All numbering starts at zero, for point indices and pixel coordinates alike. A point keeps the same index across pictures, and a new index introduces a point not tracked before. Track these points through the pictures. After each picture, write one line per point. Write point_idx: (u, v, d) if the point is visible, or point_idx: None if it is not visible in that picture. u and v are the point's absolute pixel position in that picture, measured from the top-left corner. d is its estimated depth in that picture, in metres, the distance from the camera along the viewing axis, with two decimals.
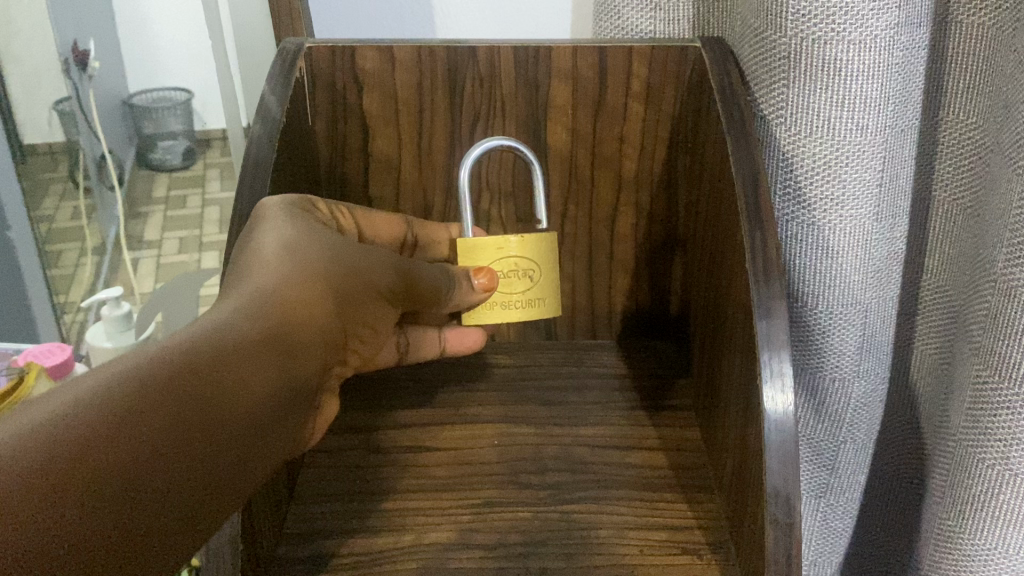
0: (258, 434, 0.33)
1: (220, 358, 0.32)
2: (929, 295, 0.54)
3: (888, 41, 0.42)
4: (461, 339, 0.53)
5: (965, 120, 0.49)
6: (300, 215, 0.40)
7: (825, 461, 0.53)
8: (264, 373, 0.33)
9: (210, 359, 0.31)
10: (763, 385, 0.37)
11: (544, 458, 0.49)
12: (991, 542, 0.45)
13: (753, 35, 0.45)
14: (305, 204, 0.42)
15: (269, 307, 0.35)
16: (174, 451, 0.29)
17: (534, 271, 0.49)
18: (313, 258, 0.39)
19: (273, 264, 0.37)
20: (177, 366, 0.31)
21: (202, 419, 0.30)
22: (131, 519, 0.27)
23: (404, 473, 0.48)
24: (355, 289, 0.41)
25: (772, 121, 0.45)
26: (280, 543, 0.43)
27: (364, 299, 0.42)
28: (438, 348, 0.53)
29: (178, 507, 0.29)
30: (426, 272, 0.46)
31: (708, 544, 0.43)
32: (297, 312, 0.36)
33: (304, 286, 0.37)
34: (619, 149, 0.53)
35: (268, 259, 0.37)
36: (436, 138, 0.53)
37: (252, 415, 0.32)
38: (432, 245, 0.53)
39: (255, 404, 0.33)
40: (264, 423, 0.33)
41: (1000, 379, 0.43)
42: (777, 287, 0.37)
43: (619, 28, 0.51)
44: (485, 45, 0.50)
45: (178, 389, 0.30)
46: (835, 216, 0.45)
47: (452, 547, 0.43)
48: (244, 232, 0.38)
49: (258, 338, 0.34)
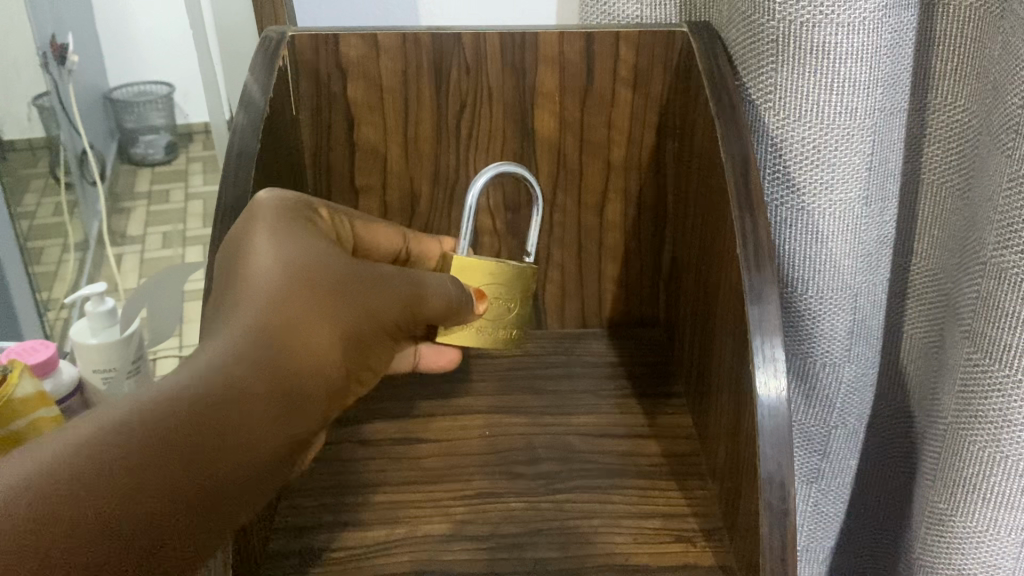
0: (255, 460, 0.32)
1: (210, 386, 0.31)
2: (919, 278, 0.54)
3: (876, 24, 0.41)
4: (438, 354, 0.49)
5: (953, 103, 0.48)
6: (294, 224, 0.37)
7: (817, 446, 0.53)
8: (255, 410, 0.32)
9: (191, 403, 0.30)
10: (756, 371, 0.36)
11: (536, 448, 0.48)
12: (982, 524, 0.46)
13: (742, 20, 0.44)
14: (301, 209, 0.39)
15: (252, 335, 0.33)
16: (175, 477, 0.29)
17: (512, 305, 0.47)
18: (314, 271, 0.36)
19: (257, 281, 0.35)
20: (175, 393, 0.30)
21: (198, 444, 0.30)
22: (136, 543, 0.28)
23: (396, 465, 0.48)
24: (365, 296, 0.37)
25: (761, 106, 0.45)
26: (270, 539, 0.43)
27: (378, 305, 0.38)
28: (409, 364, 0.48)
29: (187, 526, 0.29)
30: (435, 290, 0.41)
31: (702, 531, 0.43)
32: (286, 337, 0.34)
33: (297, 302, 0.35)
34: (607, 136, 0.53)
35: (258, 276, 0.35)
36: (423, 127, 0.53)
37: (243, 441, 0.31)
38: (421, 259, 0.50)
39: (245, 432, 0.31)
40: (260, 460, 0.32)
41: (990, 362, 0.43)
42: (768, 272, 0.37)
43: (605, 13, 0.51)
44: (471, 32, 0.50)
45: (171, 418, 0.29)
46: (824, 200, 0.45)
47: (445, 539, 0.43)
48: (238, 239, 0.36)
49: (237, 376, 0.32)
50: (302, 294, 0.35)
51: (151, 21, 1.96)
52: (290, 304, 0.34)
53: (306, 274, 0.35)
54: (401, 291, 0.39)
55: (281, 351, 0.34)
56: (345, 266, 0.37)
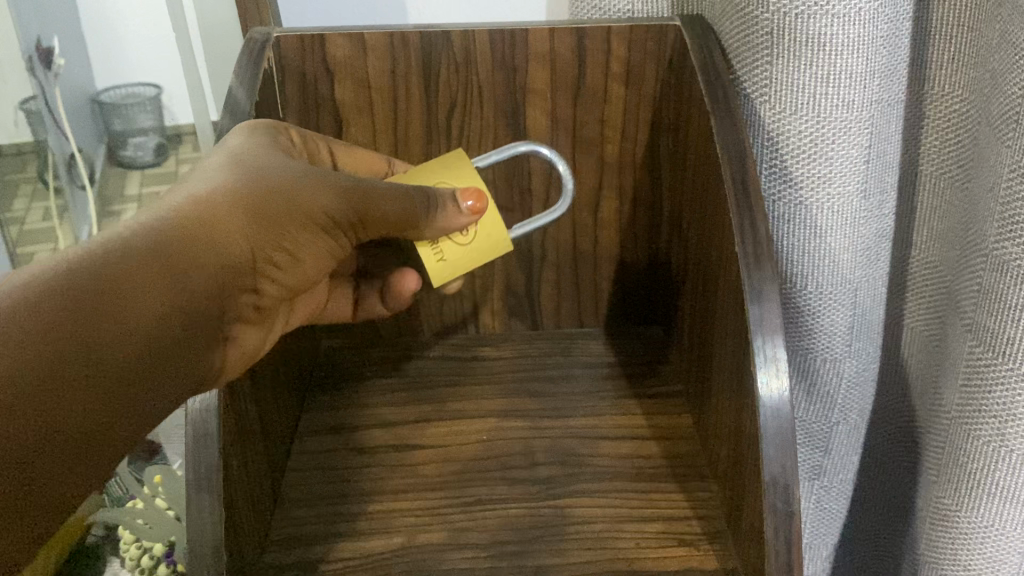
0: (172, 352, 0.32)
1: (107, 264, 0.30)
2: (918, 270, 0.53)
3: (873, 12, 0.40)
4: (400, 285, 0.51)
5: (952, 93, 0.48)
6: (268, 153, 0.39)
7: (819, 443, 0.52)
8: (187, 295, 0.33)
9: (151, 275, 0.31)
10: (757, 371, 0.36)
11: (535, 452, 0.48)
12: (988, 518, 0.45)
13: (735, 13, 0.43)
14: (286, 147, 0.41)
15: (194, 229, 0.34)
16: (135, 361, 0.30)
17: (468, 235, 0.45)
18: (210, 189, 0.36)
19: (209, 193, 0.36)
20: (75, 267, 0.30)
21: (92, 344, 0.29)
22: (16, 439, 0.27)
23: (392, 472, 0.47)
24: (301, 220, 0.39)
25: (756, 99, 0.44)
26: (265, 551, 0.42)
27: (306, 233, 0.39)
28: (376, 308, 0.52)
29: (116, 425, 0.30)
30: (387, 203, 0.41)
31: (705, 534, 0.42)
32: (218, 235, 0.35)
33: (212, 208, 0.35)
34: (600, 132, 0.52)
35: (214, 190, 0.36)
36: (413, 127, 0.52)
37: (132, 354, 0.30)
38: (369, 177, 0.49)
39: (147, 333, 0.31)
40: (189, 345, 0.33)
41: (995, 355, 0.43)
42: (767, 270, 0.36)
43: (596, 8, 0.50)
44: (459, 30, 0.48)
45: (122, 308, 0.30)
46: (823, 194, 0.44)
47: (445, 548, 0.42)
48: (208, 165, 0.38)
49: (182, 260, 0.33)
50: (199, 203, 0.35)
51: (138, 22, 1.94)
52: (188, 212, 0.35)
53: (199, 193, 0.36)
54: (323, 202, 0.39)
55: (206, 251, 0.34)
56: (234, 178, 0.37)
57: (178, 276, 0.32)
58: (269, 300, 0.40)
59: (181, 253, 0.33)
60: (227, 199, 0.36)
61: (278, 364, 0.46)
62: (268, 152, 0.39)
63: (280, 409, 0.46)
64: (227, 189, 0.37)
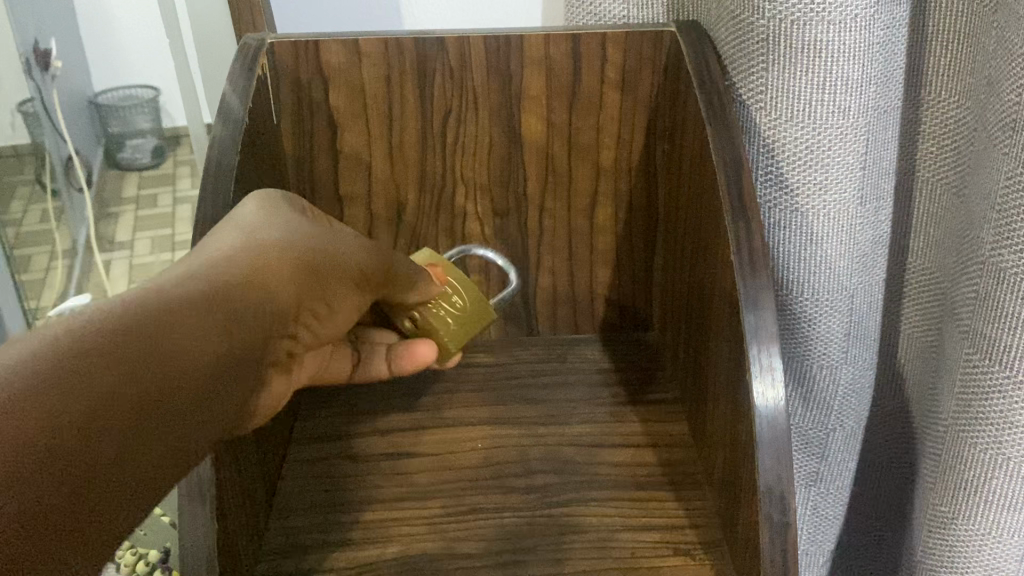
0: (228, 393, 0.31)
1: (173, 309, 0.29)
2: (914, 276, 0.53)
3: (869, 20, 0.40)
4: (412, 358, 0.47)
5: (948, 99, 0.47)
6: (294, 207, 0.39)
7: (816, 449, 0.52)
8: (245, 341, 0.32)
9: (216, 318, 0.30)
10: (753, 381, 0.35)
11: (530, 460, 0.47)
12: (986, 526, 0.45)
13: (730, 19, 0.43)
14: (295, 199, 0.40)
15: (253, 279, 0.33)
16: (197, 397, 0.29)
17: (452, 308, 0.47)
18: (253, 236, 0.35)
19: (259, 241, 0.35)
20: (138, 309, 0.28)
21: (160, 375, 0.27)
22: (75, 490, 0.24)
23: (387, 481, 0.47)
24: (335, 270, 0.39)
25: (753, 106, 0.44)
26: (258, 561, 0.42)
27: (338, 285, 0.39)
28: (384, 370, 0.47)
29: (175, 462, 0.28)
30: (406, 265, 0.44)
31: (700, 543, 0.42)
32: (270, 282, 0.34)
33: (264, 257, 0.34)
34: (596, 138, 0.52)
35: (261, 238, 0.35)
36: (408, 134, 0.51)
37: (195, 392, 0.29)
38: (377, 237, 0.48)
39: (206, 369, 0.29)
40: (241, 393, 0.32)
41: (992, 362, 0.42)
42: (763, 279, 0.36)
43: (591, 13, 0.49)
44: (454, 36, 0.49)
45: (182, 340, 0.29)
46: (819, 201, 0.44)
47: (440, 558, 0.42)
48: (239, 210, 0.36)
49: (244, 309, 0.32)
50: (251, 249, 0.34)
51: (135, 24, 1.94)
52: (241, 257, 0.33)
53: (221, 255, 0.33)
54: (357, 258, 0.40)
55: (261, 296, 0.33)
56: (250, 239, 0.35)
57: (236, 319, 0.31)
58: (300, 351, 0.41)
59: (236, 302, 0.32)
60: (272, 249, 0.35)
61: None
62: (278, 215, 0.37)
63: (274, 418, 0.46)
64: (270, 238, 0.35)
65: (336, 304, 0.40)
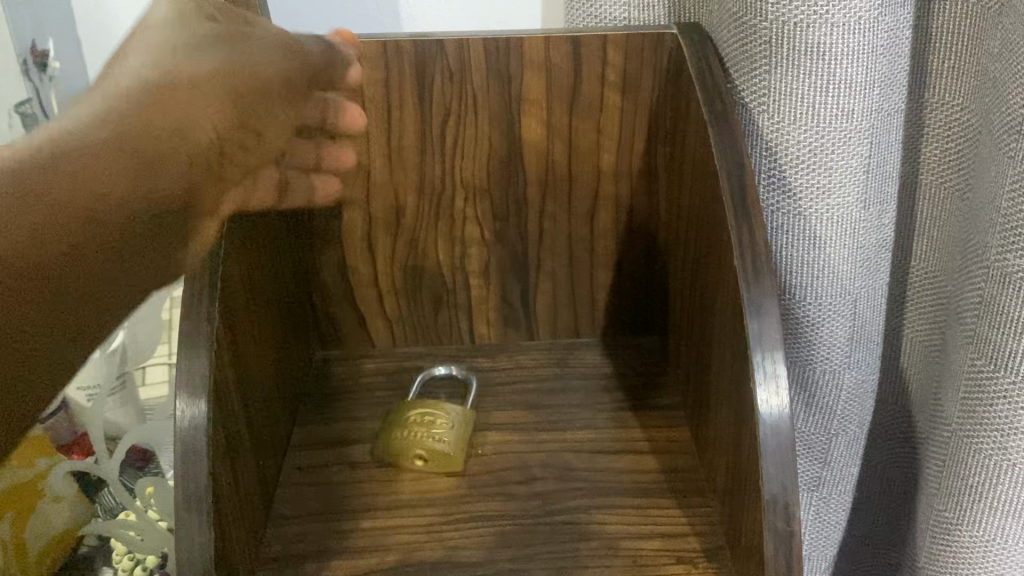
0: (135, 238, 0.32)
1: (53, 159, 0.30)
2: (918, 280, 0.53)
3: (872, 22, 0.40)
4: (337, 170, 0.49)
5: (952, 101, 0.47)
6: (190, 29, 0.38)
7: (818, 454, 0.52)
8: (150, 176, 0.33)
9: (103, 155, 0.31)
10: (756, 387, 0.35)
11: (531, 467, 0.47)
12: (990, 533, 0.45)
13: (732, 20, 0.43)
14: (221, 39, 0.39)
15: (147, 114, 0.34)
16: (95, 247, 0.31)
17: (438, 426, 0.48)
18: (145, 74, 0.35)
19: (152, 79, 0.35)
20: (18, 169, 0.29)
21: (52, 234, 0.29)
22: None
23: (387, 488, 0.46)
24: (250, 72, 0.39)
25: (755, 109, 0.43)
26: (256, 569, 0.41)
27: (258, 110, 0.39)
28: (321, 121, 0.47)
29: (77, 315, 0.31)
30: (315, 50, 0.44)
31: (703, 551, 0.42)
32: (169, 116, 0.34)
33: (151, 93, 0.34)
34: (596, 141, 0.51)
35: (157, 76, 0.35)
36: (407, 137, 0.51)
37: (95, 243, 0.31)
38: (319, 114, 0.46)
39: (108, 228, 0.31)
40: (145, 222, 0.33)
41: (996, 368, 0.42)
42: (767, 284, 0.36)
43: (593, 16, 0.49)
44: (453, 38, 0.48)
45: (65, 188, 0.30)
46: (822, 205, 0.44)
47: (440, 567, 0.41)
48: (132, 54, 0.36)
49: (133, 138, 0.33)
50: (142, 90, 0.34)
51: None
52: (136, 98, 0.34)
53: (125, 88, 0.34)
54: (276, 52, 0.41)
55: (160, 129, 0.34)
56: (157, 71, 0.35)
57: (131, 155, 0.32)
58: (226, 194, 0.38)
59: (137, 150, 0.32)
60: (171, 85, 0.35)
61: (270, 378, 0.46)
62: (188, 19, 0.38)
63: (272, 425, 0.46)
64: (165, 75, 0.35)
65: (264, 87, 0.39)
